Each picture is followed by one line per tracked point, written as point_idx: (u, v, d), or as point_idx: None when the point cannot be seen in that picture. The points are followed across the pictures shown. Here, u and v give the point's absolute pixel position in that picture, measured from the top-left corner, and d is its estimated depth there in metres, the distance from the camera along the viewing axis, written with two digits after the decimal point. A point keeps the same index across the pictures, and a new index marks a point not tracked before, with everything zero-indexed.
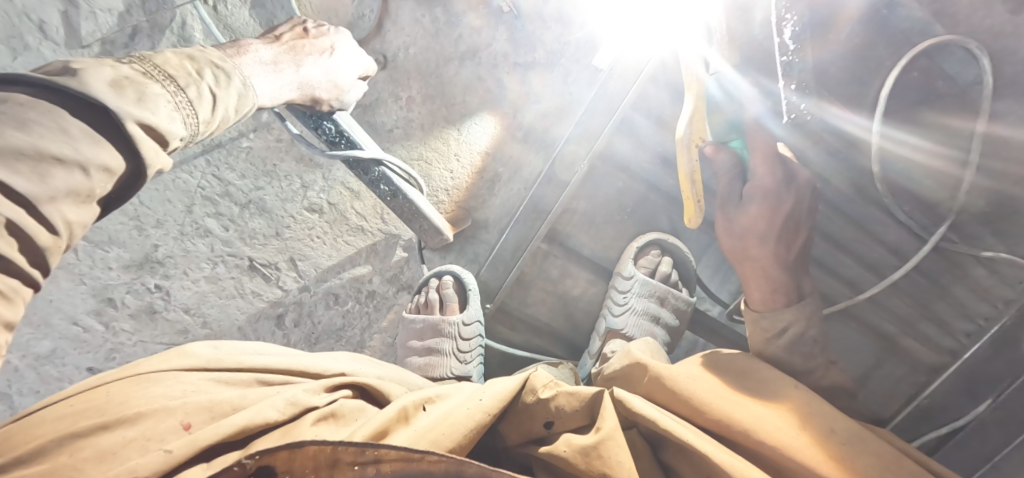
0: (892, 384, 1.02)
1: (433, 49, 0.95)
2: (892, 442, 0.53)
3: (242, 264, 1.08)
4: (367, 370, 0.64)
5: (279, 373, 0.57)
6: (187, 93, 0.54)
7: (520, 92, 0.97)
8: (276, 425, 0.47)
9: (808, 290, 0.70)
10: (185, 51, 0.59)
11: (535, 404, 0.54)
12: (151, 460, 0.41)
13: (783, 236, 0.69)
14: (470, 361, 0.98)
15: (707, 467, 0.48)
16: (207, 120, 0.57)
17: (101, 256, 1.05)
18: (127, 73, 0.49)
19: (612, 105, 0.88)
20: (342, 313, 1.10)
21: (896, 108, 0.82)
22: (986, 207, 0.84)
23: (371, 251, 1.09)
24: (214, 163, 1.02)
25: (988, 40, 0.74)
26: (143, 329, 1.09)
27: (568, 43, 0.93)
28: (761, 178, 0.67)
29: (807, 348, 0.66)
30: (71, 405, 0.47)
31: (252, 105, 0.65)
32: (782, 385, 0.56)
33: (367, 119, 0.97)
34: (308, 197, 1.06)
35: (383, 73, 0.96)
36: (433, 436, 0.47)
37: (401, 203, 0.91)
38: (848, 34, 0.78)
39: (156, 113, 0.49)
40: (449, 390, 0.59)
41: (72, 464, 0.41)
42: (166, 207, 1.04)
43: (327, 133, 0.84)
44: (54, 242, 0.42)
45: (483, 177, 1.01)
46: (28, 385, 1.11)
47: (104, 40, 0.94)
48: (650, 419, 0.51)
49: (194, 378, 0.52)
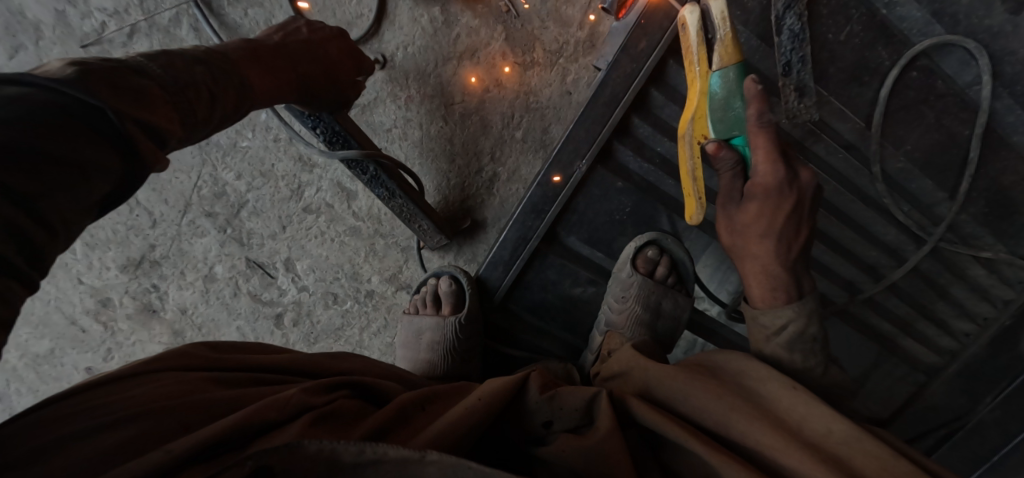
0: (889, 385, 1.00)
1: (432, 49, 0.95)
2: (890, 442, 0.54)
3: (240, 265, 1.08)
4: (367, 370, 0.64)
5: (279, 374, 0.57)
6: (186, 93, 0.54)
7: (520, 91, 0.95)
8: (275, 425, 0.47)
9: (808, 289, 0.70)
10: (183, 51, 0.59)
11: (536, 404, 0.54)
12: (150, 459, 0.39)
13: (785, 233, 0.68)
14: (470, 360, 0.99)
15: (707, 467, 0.48)
16: (205, 119, 0.57)
17: (99, 256, 1.07)
18: (126, 72, 0.49)
19: (613, 104, 0.86)
20: (341, 313, 1.09)
21: (897, 105, 0.82)
22: (984, 207, 0.86)
23: (370, 251, 1.06)
24: (211, 163, 1.02)
25: (988, 40, 0.76)
26: (141, 329, 1.11)
27: (566, 43, 0.92)
28: (764, 177, 0.65)
29: (807, 346, 0.67)
30: (66, 406, 0.46)
31: (250, 105, 0.65)
32: (782, 386, 0.56)
33: (365, 118, 0.99)
34: (305, 197, 1.04)
35: (383, 73, 0.97)
36: (433, 435, 0.48)
37: (400, 203, 0.92)
38: (848, 34, 0.78)
39: (156, 114, 0.49)
40: (446, 388, 0.59)
41: (69, 466, 0.41)
42: (164, 207, 1.04)
43: (325, 132, 0.85)
44: (52, 243, 0.42)
45: (482, 177, 1.00)
46: (27, 384, 1.15)
47: (101, 39, 0.94)
48: (650, 419, 0.51)
49: (193, 378, 0.52)
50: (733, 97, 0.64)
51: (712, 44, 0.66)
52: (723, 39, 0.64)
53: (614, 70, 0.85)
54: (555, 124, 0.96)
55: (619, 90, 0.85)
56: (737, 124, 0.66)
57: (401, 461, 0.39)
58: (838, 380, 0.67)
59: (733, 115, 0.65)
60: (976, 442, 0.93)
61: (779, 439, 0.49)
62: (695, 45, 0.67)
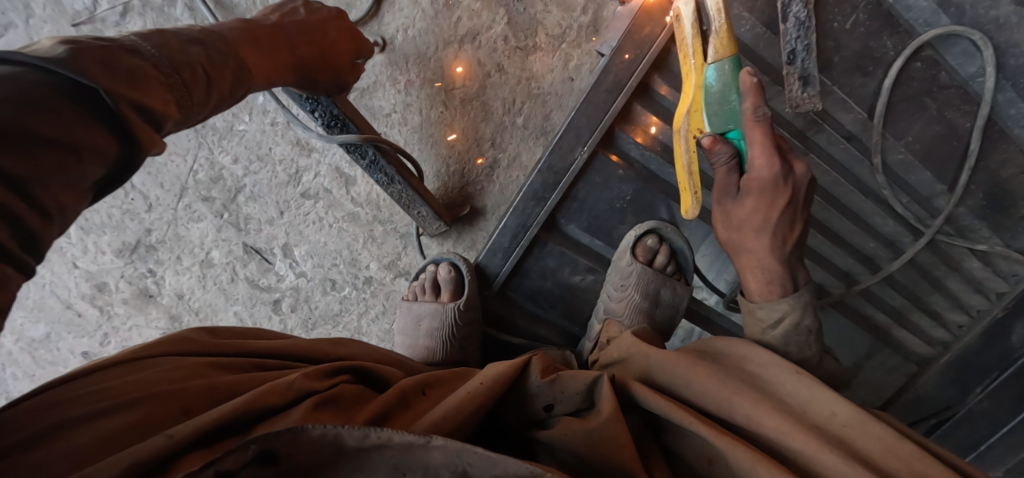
0: (883, 374, 1.02)
1: (433, 32, 0.94)
2: (898, 428, 0.53)
3: (236, 250, 1.07)
4: (367, 355, 0.64)
5: (278, 360, 0.57)
6: (181, 73, 0.53)
7: (519, 78, 0.94)
8: (277, 409, 0.47)
9: (803, 282, 0.70)
10: (177, 29, 0.57)
11: (536, 388, 0.54)
12: (151, 444, 0.39)
13: (780, 228, 0.68)
14: (467, 347, 0.99)
15: (708, 448, 0.48)
16: (202, 101, 0.56)
17: (94, 240, 1.05)
18: (119, 52, 0.47)
19: (610, 97, 0.86)
20: (339, 300, 1.09)
21: (901, 96, 0.81)
22: (982, 200, 0.86)
23: (369, 237, 1.06)
24: (208, 146, 1.01)
25: (993, 31, 0.75)
26: (137, 314, 1.10)
27: (569, 28, 0.91)
28: (760, 171, 0.64)
29: (802, 337, 0.67)
30: (65, 390, 0.46)
31: (246, 86, 0.64)
32: (784, 370, 0.56)
33: (364, 102, 0.98)
34: (303, 182, 1.03)
35: (382, 56, 0.96)
36: (435, 419, 0.48)
37: (399, 189, 0.91)
38: (853, 23, 0.78)
39: (149, 94, 0.48)
40: (445, 374, 0.59)
41: (69, 449, 0.41)
42: (160, 191, 1.03)
43: (322, 116, 0.84)
44: (45, 225, 0.41)
45: (482, 163, 1.00)
46: (24, 368, 1.14)
47: (93, 18, 0.92)
48: (651, 402, 0.51)
49: (192, 362, 0.52)
50: (729, 90, 0.65)
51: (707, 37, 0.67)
52: (718, 31, 0.65)
53: (618, 55, 0.84)
54: (557, 110, 0.95)
55: (620, 77, 0.85)
56: (732, 117, 0.65)
57: (406, 446, 0.38)
58: (832, 370, 0.68)
59: (728, 108, 0.65)
60: (964, 431, 0.94)
61: (782, 420, 0.49)
62: (689, 29, 0.68)
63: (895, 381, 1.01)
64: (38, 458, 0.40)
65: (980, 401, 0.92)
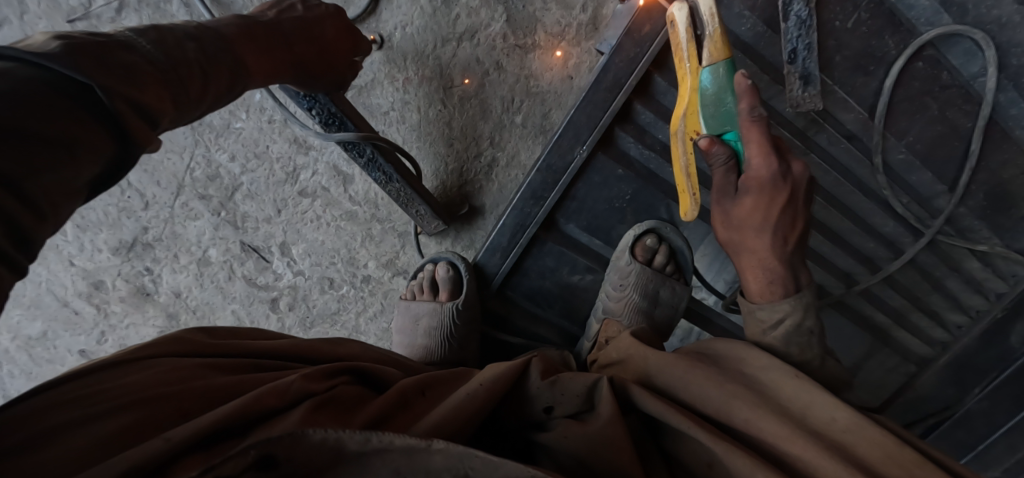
0: (881, 374, 1.00)
1: (432, 29, 0.93)
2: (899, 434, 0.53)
3: (234, 248, 1.06)
4: (365, 356, 0.63)
5: (275, 360, 0.56)
6: (177, 71, 0.52)
7: (519, 75, 0.94)
8: (276, 411, 0.47)
9: (805, 283, 0.70)
10: (172, 24, 0.56)
11: (536, 390, 0.54)
12: (150, 448, 0.39)
13: (782, 227, 0.67)
14: (465, 346, 0.99)
15: (707, 452, 0.48)
16: (198, 97, 0.55)
17: (90, 238, 1.05)
18: (114, 48, 0.47)
19: (610, 96, 0.86)
20: (337, 298, 1.08)
21: (900, 96, 0.81)
22: (982, 200, 0.86)
23: (367, 236, 1.05)
24: (203, 143, 1.00)
25: (995, 31, 0.75)
26: (133, 312, 1.09)
27: (568, 27, 0.91)
28: (758, 170, 0.64)
29: (804, 339, 0.67)
30: (61, 392, 0.46)
31: (243, 83, 0.63)
32: (784, 374, 0.56)
33: (362, 100, 0.97)
34: (300, 181, 1.03)
35: (380, 53, 0.95)
36: (435, 420, 0.47)
37: (398, 188, 0.91)
38: (855, 22, 0.78)
39: (144, 90, 0.47)
40: (444, 374, 0.59)
41: (67, 453, 0.41)
42: (156, 188, 1.03)
43: (320, 113, 0.83)
44: (39, 226, 0.40)
45: (480, 162, 0.99)
46: (20, 367, 1.14)
47: (90, 14, 0.91)
48: (650, 405, 0.51)
49: (189, 363, 0.51)
50: (724, 92, 0.65)
51: (701, 40, 0.67)
52: (712, 35, 0.65)
53: (618, 54, 0.84)
54: (556, 109, 0.95)
55: (620, 76, 0.84)
56: (729, 118, 0.66)
57: (407, 450, 0.38)
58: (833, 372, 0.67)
59: (724, 110, 0.66)
60: (962, 432, 0.94)
61: (781, 425, 0.49)
62: (684, 41, 0.68)
63: (894, 380, 1.00)
64: (34, 462, 0.40)
65: (979, 402, 0.92)
